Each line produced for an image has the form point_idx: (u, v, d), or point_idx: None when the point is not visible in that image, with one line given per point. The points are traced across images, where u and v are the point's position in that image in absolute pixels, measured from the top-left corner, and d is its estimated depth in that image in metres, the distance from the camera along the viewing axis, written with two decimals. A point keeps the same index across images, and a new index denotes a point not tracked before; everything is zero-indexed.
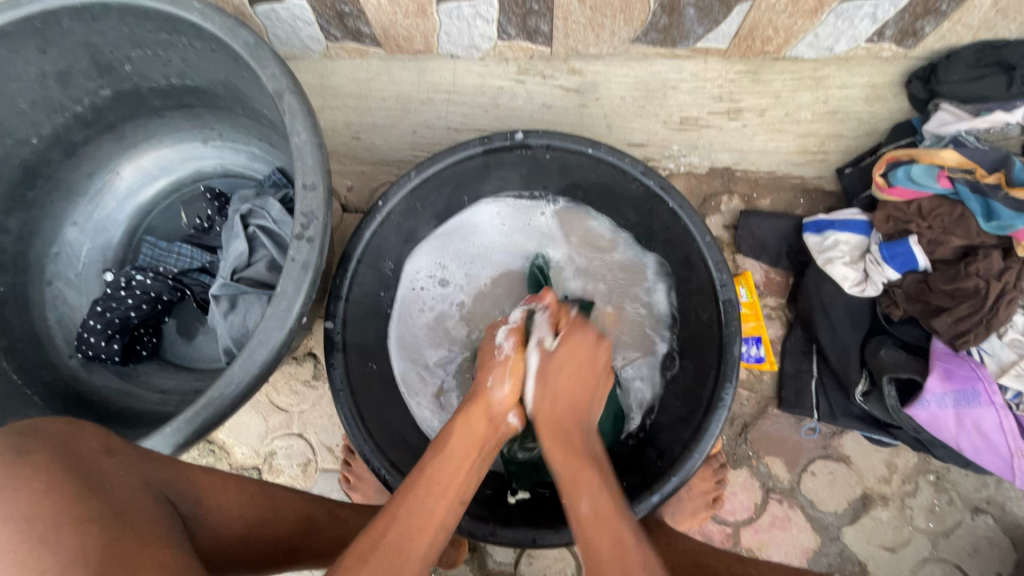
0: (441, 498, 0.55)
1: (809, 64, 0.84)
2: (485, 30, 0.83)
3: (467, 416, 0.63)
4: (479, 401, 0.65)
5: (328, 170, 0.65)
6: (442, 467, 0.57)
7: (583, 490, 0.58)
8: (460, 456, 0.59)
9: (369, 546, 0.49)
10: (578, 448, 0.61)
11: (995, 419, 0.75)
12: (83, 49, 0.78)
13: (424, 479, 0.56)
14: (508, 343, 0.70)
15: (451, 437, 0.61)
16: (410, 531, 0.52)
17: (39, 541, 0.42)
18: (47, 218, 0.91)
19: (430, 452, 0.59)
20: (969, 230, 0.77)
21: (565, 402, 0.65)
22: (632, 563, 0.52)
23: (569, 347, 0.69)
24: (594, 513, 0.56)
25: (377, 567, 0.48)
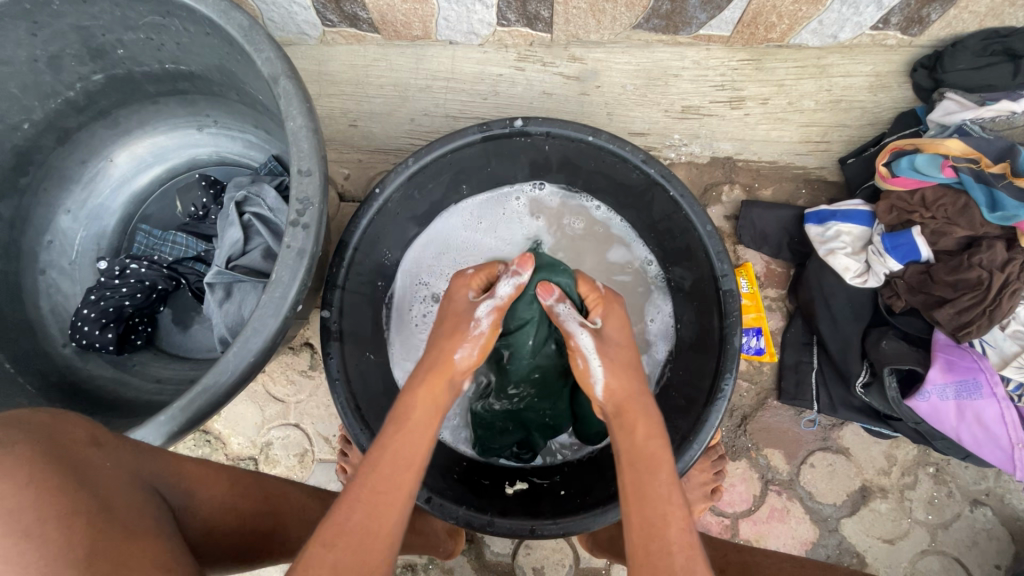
0: (408, 471, 0.55)
1: (813, 52, 0.86)
2: (484, 15, 0.82)
3: (432, 382, 0.62)
4: (449, 380, 0.63)
5: (324, 156, 0.64)
6: (411, 432, 0.57)
7: (659, 466, 0.56)
8: (425, 427, 0.58)
9: (335, 532, 0.49)
10: (653, 424, 0.60)
11: (997, 411, 0.74)
12: (76, 32, 0.77)
13: (390, 451, 0.55)
14: (487, 319, 0.66)
15: (420, 396, 0.61)
16: (377, 504, 0.52)
17: (27, 535, 0.42)
18: (40, 205, 0.90)
19: (393, 417, 0.59)
20: (973, 220, 0.76)
21: (638, 388, 0.63)
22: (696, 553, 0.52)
23: (615, 318, 0.68)
24: (667, 497, 0.54)
25: (344, 550, 0.48)
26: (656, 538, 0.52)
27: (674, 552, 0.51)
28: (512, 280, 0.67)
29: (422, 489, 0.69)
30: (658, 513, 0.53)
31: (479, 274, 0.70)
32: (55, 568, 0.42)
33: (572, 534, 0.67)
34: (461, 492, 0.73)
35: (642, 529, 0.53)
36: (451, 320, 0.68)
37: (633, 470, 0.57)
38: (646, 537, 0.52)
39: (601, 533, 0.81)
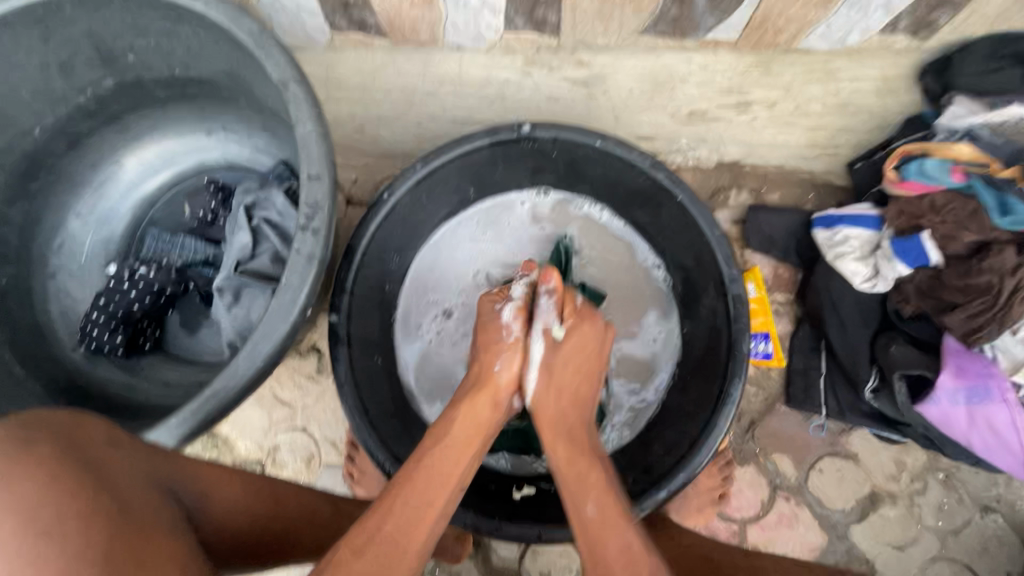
0: (444, 488, 0.55)
1: (820, 56, 0.83)
2: (491, 21, 0.81)
3: (474, 394, 0.65)
4: (489, 389, 0.66)
5: (333, 161, 0.64)
6: (447, 450, 0.58)
7: (591, 492, 0.58)
8: (463, 445, 0.59)
9: (364, 540, 0.49)
10: (579, 451, 0.62)
11: (1008, 417, 0.73)
12: (86, 38, 0.78)
13: (428, 465, 0.56)
14: (515, 324, 0.70)
15: (464, 409, 0.63)
16: (412, 517, 0.52)
17: (49, 534, 0.43)
18: (50, 209, 0.91)
19: (433, 433, 0.60)
20: (983, 225, 0.75)
21: (569, 417, 0.66)
22: (642, 565, 0.52)
23: (576, 339, 0.70)
24: (600, 516, 0.56)
25: (372, 561, 0.48)
26: (602, 557, 0.53)
27: (615, 570, 0.52)
28: (513, 310, 0.70)
29: None
30: (593, 536, 0.55)
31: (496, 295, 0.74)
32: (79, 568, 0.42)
33: None
34: (468, 496, 0.73)
35: (590, 553, 0.54)
36: (483, 328, 0.72)
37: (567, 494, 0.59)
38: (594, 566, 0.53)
39: None
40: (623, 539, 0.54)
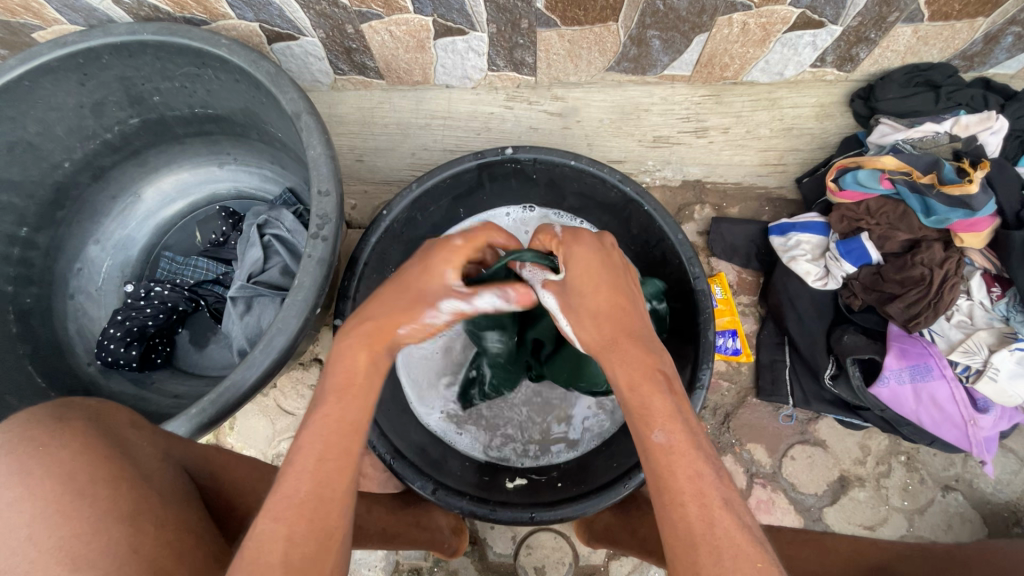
0: (356, 434, 0.53)
1: (764, 87, 0.99)
2: (476, 63, 0.94)
3: (369, 354, 0.58)
4: (385, 350, 0.60)
5: (340, 178, 0.73)
6: (351, 398, 0.55)
7: (654, 415, 0.51)
8: (361, 389, 0.56)
9: (284, 504, 0.48)
10: (635, 364, 0.54)
11: (948, 391, 0.82)
12: (119, 82, 0.87)
13: (329, 419, 0.53)
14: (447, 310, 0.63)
15: (360, 359, 0.57)
16: (331, 474, 0.50)
17: (81, 495, 0.51)
18: (73, 236, 0.99)
19: (333, 384, 0.56)
20: (912, 225, 0.87)
21: (614, 331, 0.57)
22: (712, 501, 0.47)
23: (578, 262, 0.60)
24: (668, 444, 0.49)
25: (298, 521, 0.47)
26: (665, 477, 0.49)
27: (686, 502, 0.47)
28: (501, 298, 0.64)
29: (428, 481, 0.74)
30: (664, 463, 0.49)
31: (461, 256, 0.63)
32: (108, 521, 0.50)
33: (569, 518, 0.72)
34: (463, 485, 0.78)
35: (654, 473, 0.50)
36: (409, 295, 0.61)
37: (630, 420, 0.53)
38: (654, 484, 0.49)
39: (597, 525, 0.85)
40: (691, 466, 0.49)
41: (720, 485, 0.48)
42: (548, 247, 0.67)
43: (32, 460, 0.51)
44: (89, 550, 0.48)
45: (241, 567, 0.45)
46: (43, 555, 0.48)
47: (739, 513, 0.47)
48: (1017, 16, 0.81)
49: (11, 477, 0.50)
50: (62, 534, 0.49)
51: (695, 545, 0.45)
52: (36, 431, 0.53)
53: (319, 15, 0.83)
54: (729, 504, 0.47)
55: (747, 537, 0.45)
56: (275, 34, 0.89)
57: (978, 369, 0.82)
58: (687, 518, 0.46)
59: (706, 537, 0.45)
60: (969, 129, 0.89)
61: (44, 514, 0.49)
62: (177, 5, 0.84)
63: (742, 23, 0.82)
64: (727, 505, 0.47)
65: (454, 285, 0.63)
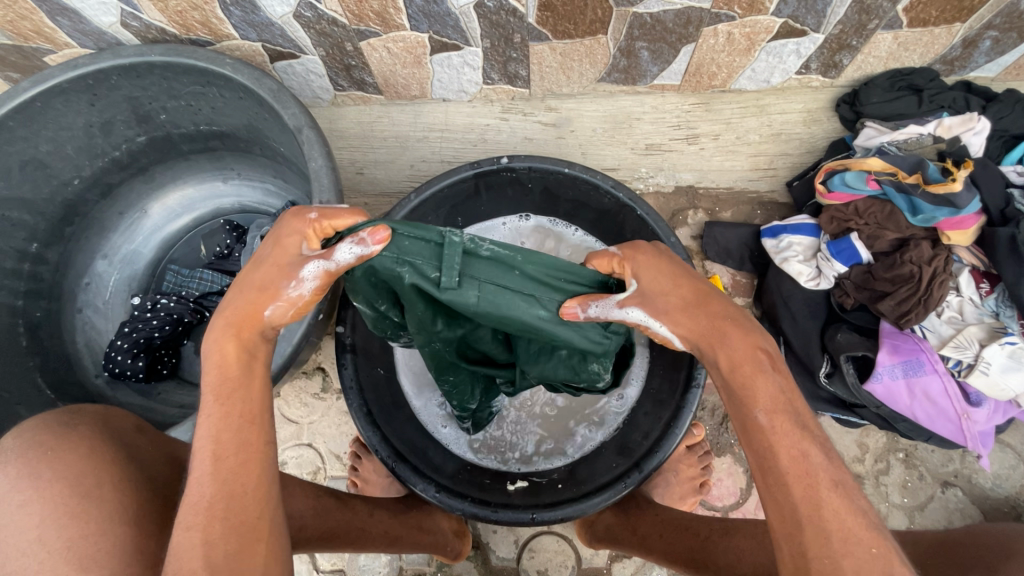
0: (250, 426, 0.54)
1: (752, 94, 1.02)
2: (472, 76, 0.97)
3: (236, 342, 0.56)
4: (256, 333, 0.57)
5: (340, 189, 0.75)
6: (234, 395, 0.55)
7: (756, 397, 0.53)
8: (240, 381, 0.56)
9: (192, 512, 0.50)
10: (734, 349, 0.54)
11: (941, 385, 0.84)
12: (127, 102, 0.90)
13: (215, 420, 0.53)
14: (312, 281, 0.55)
15: (229, 350, 0.56)
16: (230, 473, 0.51)
17: (87, 497, 0.52)
18: (81, 251, 1.02)
19: (210, 382, 0.55)
20: (900, 223, 0.89)
21: (708, 321, 0.56)
22: (816, 483, 0.49)
23: (648, 270, 0.59)
24: (773, 426, 0.52)
25: (213, 521, 0.49)
26: (768, 463, 0.51)
27: (790, 482, 0.50)
28: (354, 245, 0.55)
29: (430, 484, 0.76)
30: (766, 443, 0.52)
31: (319, 231, 0.56)
32: (114, 522, 0.52)
33: (569, 518, 0.73)
34: (465, 488, 0.79)
35: (759, 456, 0.52)
36: (270, 269, 0.56)
37: (731, 404, 0.55)
38: (761, 467, 0.52)
39: (598, 526, 0.86)
40: (796, 446, 0.51)
41: (828, 467, 0.50)
42: (610, 270, 0.63)
43: (40, 464, 0.53)
44: (94, 551, 0.50)
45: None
46: (51, 556, 0.49)
47: (848, 495, 0.49)
48: (993, 21, 0.83)
49: (21, 481, 0.52)
50: (68, 536, 0.50)
51: (802, 527, 0.49)
52: (45, 436, 0.55)
53: (319, 34, 0.86)
54: (838, 485, 0.49)
55: (857, 517, 0.48)
56: (277, 53, 0.92)
57: (970, 364, 0.85)
58: (793, 499, 0.49)
59: (816, 519, 0.48)
60: (952, 131, 0.92)
61: (52, 516, 0.51)
62: (183, 27, 0.88)
63: (727, 33, 0.85)
64: (835, 487, 0.49)
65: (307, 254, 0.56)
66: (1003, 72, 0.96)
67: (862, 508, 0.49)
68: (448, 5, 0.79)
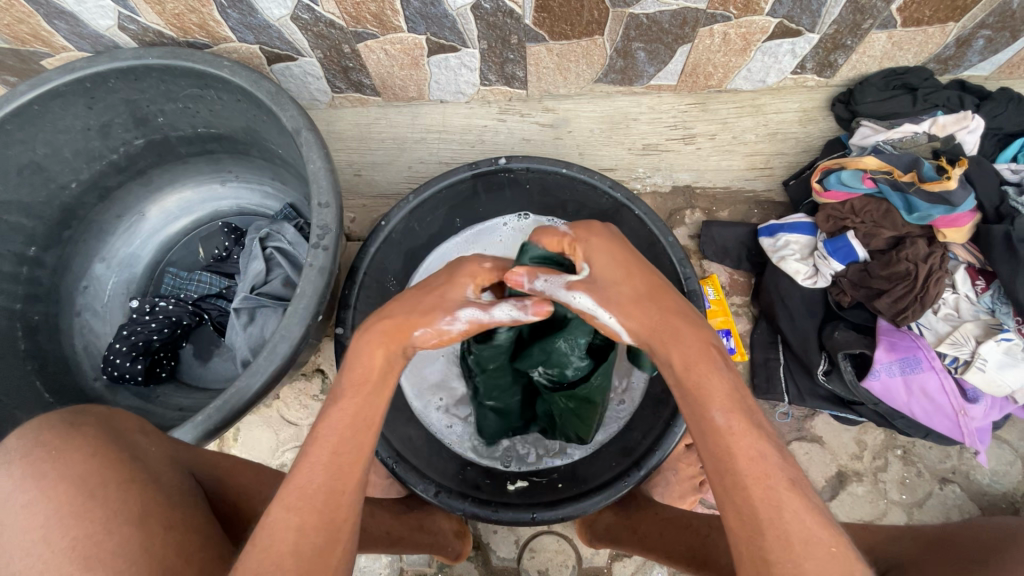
0: (369, 430, 0.56)
1: (748, 94, 1.03)
2: (469, 78, 0.98)
3: (383, 348, 0.60)
4: (399, 350, 0.61)
5: (339, 190, 0.75)
6: (367, 395, 0.57)
7: (712, 397, 0.52)
8: (377, 389, 0.58)
9: (298, 494, 0.50)
10: (689, 347, 0.55)
11: (937, 382, 0.85)
12: (125, 104, 0.90)
13: (346, 414, 0.56)
14: (461, 323, 0.62)
15: (376, 357, 0.60)
16: (341, 470, 0.52)
17: (93, 495, 0.52)
18: (79, 255, 1.02)
19: (351, 378, 0.59)
20: (896, 223, 0.90)
21: (659, 313, 0.58)
22: (773, 484, 0.47)
23: (600, 253, 0.61)
24: (729, 427, 0.50)
25: (310, 510, 0.49)
26: (724, 466, 0.49)
27: (748, 485, 0.48)
28: (516, 308, 0.62)
29: (431, 484, 0.76)
30: (723, 445, 0.49)
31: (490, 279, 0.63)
32: (119, 521, 0.52)
33: (569, 518, 0.74)
34: (465, 488, 0.79)
35: (714, 458, 0.50)
36: (431, 302, 0.62)
37: (686, 405, 0.53)
38: (715, 469, 0.50)
39: (599, 525, 0.86)
40: (752, 447, 0.49)
41: (784, 467, 0.49)
42: (561, 249, 0.65)
43: (45, 464, 0.53)
44: (101, 550, 0.50)
45: (254, 554, 0.47)
46: (57, 553, 0.49)
47: (805, 495, 0.47)
48: (986, 20, 0.84)
49: (26, 481, 0.52)
50: (74, 535, 0.50)
51: (761, 530, 0.46)
52: (50, 435, 0.55)
53: (316, 36, 0.87)
54: (795, 486, 0.47)
55: (816, 518, 0.46)
56: (275, 56, 0.93)
57: (966, 360, 0.85)
58: (753, 503, 0.47)
59: (772, 522, 0.46)
60: (946, 129, 0.93)
61: (58, 515, 0.51)
62: (180, 30, 0.88)
63: (722, 33, 0.86)
64: (793, 487, 0.47)
65: (469, 297, 0.62)
66: (997, 71, 0.97)
67: (819, 510, 0.47)
68: (445, 6, 0.79)
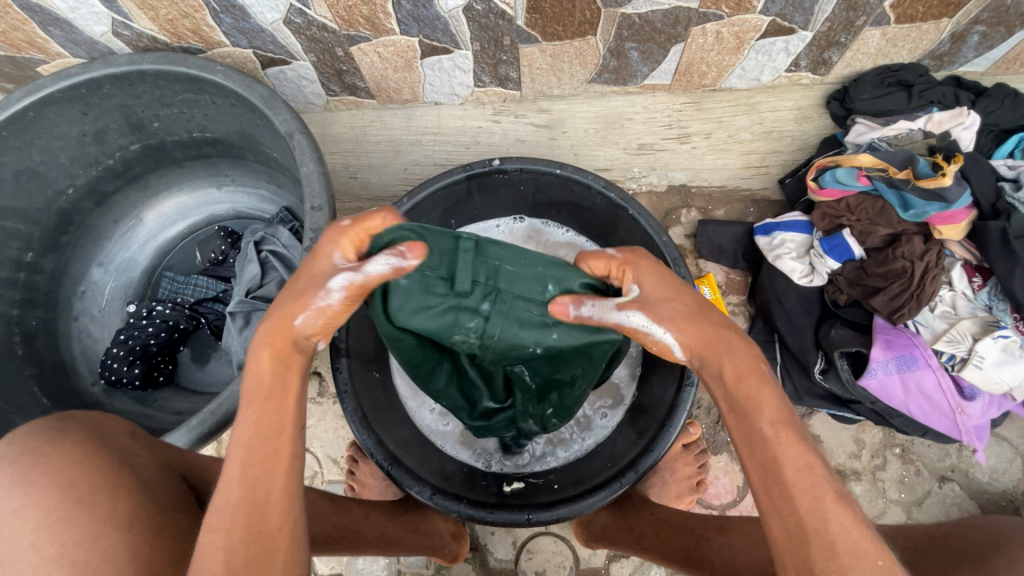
0: (279, 434, 0.54)
1: (742, 93, 1.00)
2: (463, 79, 0.97)
3: (270, 353, 0.57)
4: (291, 348, 0.58)
5: (332, 193, 0.75)
6: (262, 403, 0.55)
7: (761, 408, 0.54)
8: (275, 393, 0.56)
9: (219, 514, 0.51)
10: (742, 358, 0.57)
11: (935, 380, 0.85)
12: (120, 110, 0.90)
13: (248, 426, 0.54)
14: (338, 293, 0.57)
15: (264, 365, 0.57)
16: (258, 481, 0.52)
17: (82, 502, 0.52)
18: (77, 260, 1.02)
19: (246, 390, 0.56)
20: (892, 220, 0.88)
21: (710, 328, 0.59)
22: (820, 493, 0.50)
23: (649, 275, 0.63)
24: (779, 438, 0.52)
25: (235, 527, 0.50)
26: (773, 476, 0.51)
27: (795, 494, 0.50)
28: (390, 258, 0.57)
29: (426, 486, 0.76)
30: (770, 453, 0.52)
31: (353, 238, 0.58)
32: (108, 528, 0.52)
33: (565, 519, 0.74)
34: (461, 489, 0.79)
35: (761, 469, 0.52)
36: (297, 284, 0.58)
37: (734, 416, 0.55)
38: (764, 477, 0.52)
39: (595, 526, 0.86)
40: (800, 457, 0.51)
41: (831, 478, 0.51)
42: (606, 273, 0.66)
43: (34, 470, 0.53)
44: (89, 556, 0.50)
45: None
46: (47, 561, 0.50)
47: (852, 507, 0.50)
48: (980, 16, 0.83)
49: (16, 487, 0.53)
50: (63, 541, 0.50)
51: (806, 538, 0.48)
52: (37, 442, 0.55)
53: (309, 40, 0.87)
54: (842, 498, 0.50)
55: (861, 530, 0.48)
56: (269, 60, 0.93)
57: (963, 358, 0.85)
58: (798, 511, 0.49)
59: (817, 530, 0.48)
60: (942, 126, 0.93)
61: (47, 522, 0.51)
62: (174, 35, 0.88)
63: (716, 32, 0.86)
64: (840, 499, 0.49)
65: (340, 263, 0.58)
66: (993, 67, 0.96)
67: (864, 523, 0.49)
68: (437, 8, 0.79)
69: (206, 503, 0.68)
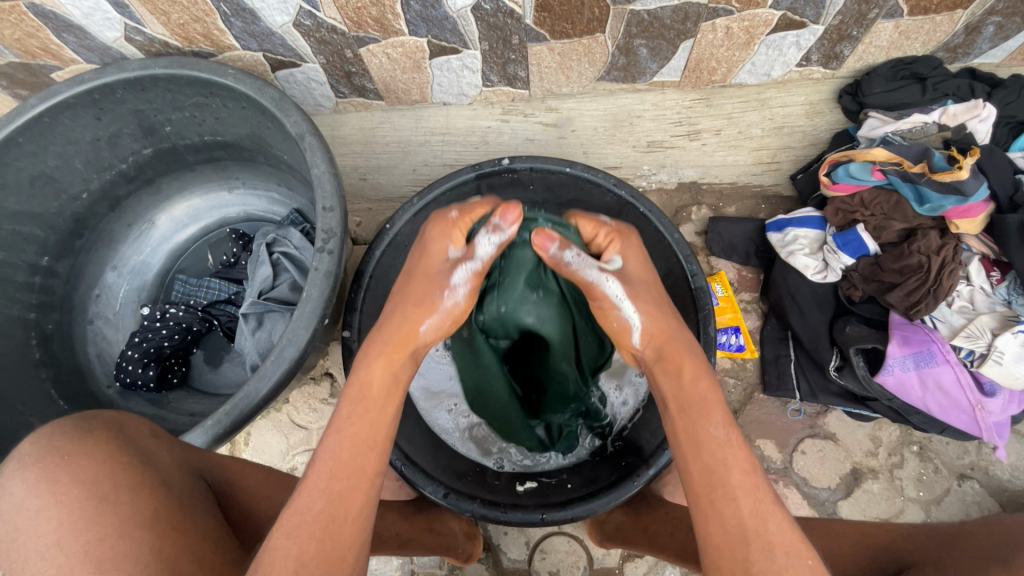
0: (370, 450, 0.56)
1: (753, 88, 0.99)
2: (472, 78, 0.97)
3: (386, 361, 0.60)
4: (407, 355, 0.62)
5: (343, 194, 0.75)
6: (366, 412, 0.58)
7: (711, 411, 0.56)
8: (381, 403, 0.59)
9: (297, 522, 0.51)
10: (696, 357, 0.60)
11: (953, 376, 0.84)
12: (132, 115, 0.91)
13: (346, 437, 0.56)
14: (463, 287, 0.63)
15: (378, 372, 0.60)
16: (340, 494, 0.53)
17: (106, 499, 0.53)
18: (90, 264, 1.03)
19: (350, 397, 0.59)
20: (907, 214, 0.88)
21: (675, 325, 0.63)
22: (760, 496, 0.51)
23: (633, 256, 0.66)
24: (728, 439, 0.54)
25: (309, 539, 0.50)
26: (717, 480, 0.52)
27: (738, 496, 0.51)
28: (491, 234, 0.61)
29: (439, 486, 0.75)
30: (718, 454, 0.53)
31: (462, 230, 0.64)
32: (132, 525, 0.52)
33: (578, 518, 0.73)
34: (474, 488, 0.79)
35: (705, 471, 0.53)
36: (411, 295, 0.63)
37: (684, 415, 0.57)
38: (708, 478, 0.53)
39: (609, 525, 0.86)
40: (745, 460, 0.53)
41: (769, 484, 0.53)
42: (593, 236, 0.67)
43: (58, 468, 0.54)
44: (113, 553, 0.50)
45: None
46: (69, 559, 0.50)
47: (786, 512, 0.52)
48: (996, 6, 0.82)
49: (40, 486, 0.53)
50: (86, 539, 0.51)
51: (746, 539, 0.49)
52: (62, 440, 0.56)
53: (319, 42, 0.87)
54: (777, 501, 0.52)
55: (796, 532, 0.51)
56: (278, 62, 0.93)
57: (982, 353, 0.83)
58: (740, 511, 0.51)
59: (753, 531, 0.50)
60: (958, 118, 0.92)
61: (71, 520, 0.52)
62: (185, 40, 0.89)
63: (725, 28, 0.85)
64: (777, 502, 0.52)
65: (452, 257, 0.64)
66: (1009, 58, 0.94)
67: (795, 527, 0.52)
68: (445, 8, 0.79)
69: (224, 504, 0.68)
